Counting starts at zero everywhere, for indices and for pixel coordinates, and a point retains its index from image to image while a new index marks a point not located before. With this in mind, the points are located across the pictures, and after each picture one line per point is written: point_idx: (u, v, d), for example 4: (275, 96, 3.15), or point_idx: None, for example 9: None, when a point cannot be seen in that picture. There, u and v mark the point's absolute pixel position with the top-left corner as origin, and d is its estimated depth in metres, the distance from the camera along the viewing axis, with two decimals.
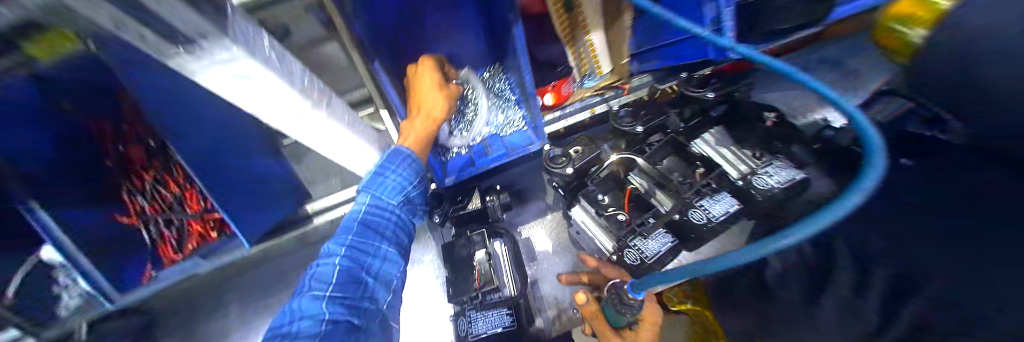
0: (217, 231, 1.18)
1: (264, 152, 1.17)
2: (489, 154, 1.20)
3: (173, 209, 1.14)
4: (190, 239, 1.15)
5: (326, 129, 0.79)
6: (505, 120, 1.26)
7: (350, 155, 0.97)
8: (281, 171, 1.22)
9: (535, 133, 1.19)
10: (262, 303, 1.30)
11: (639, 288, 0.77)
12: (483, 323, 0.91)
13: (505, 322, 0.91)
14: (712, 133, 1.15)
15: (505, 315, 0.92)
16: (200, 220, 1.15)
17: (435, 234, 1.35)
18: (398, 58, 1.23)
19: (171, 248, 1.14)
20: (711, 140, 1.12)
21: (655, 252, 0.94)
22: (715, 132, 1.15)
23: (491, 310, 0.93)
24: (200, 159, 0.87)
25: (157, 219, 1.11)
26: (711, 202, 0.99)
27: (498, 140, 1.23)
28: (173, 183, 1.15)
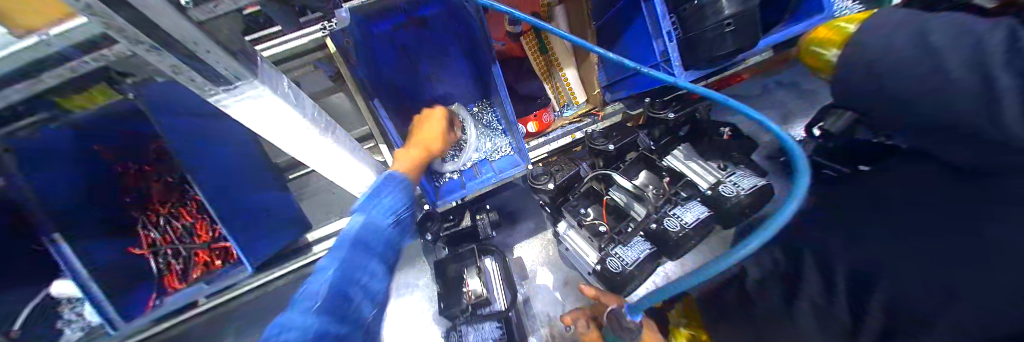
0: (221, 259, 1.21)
1: (272, 184, 1.27)
2: (479, 177, 1.30)
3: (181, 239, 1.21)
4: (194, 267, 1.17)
5: (333, 156, 0.91)
6: (493, 147, 1.37)
7: (354, 181, 1.07)
8: (288, 201, 1.31)
9: (520, 156, 1.30)
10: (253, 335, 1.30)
11: (640, 307, 0.82)
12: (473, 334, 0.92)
13: (495, 335, 0.93)
14: (681, 149, 1.27)
15: (495, 329, 0.94)
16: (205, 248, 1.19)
17: (429, 257, 1.39)
18: (397, 98, 1.40)
19: (174, 279, 1.15)
20: (680, 155, 1.23)
21: (634, 258, 1.00)
22: (683, 149, 1.27)
23: (483, 323, 0.95)
24: (216, 189, 0.96)
25: (165, 250, 1.16)
26: (683, 210, 1.06)
27: (487, 165, 1.34)
28: (184, 215, 1.24)
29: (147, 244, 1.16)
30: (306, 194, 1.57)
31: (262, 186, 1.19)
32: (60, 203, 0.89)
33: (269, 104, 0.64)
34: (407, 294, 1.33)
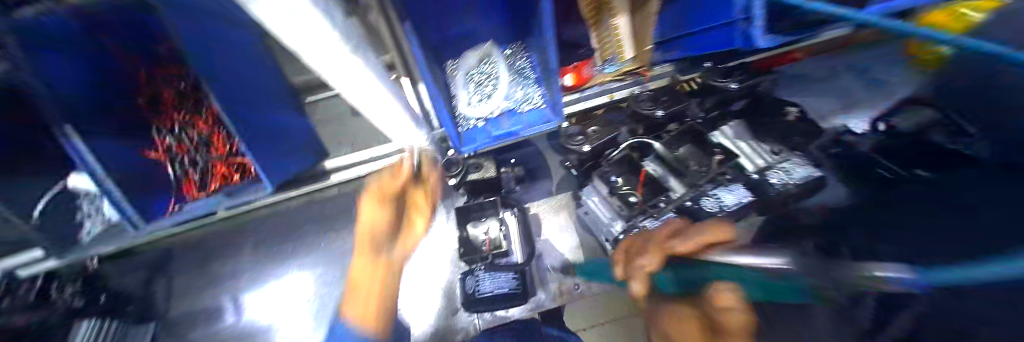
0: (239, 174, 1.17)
1: (285, 105, 1.18)
2: (506, 128, 1.17)
3: (197, 148, 1.17)
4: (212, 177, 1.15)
5: (376, 97, 0.89)
6: (523, 96, 1.24)
7: (380, 112, 0.96)
8: (301, 127, 1.24)
9: (552, 110, 1.15)
10: (271, 251, 1.33)
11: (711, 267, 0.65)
12: (488, 283, 0.94)
13: (510, 285, 0.95)
14: (731, 127, 1.13)
15: (511, 279, 0.96)
16: (222, 159, 1.15)
17: (446, 201, 1.39)
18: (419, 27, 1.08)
19: (194, 187, 1.15)
20: (730, 133, 1.11)
21: None
22: (733, 126, 1.14)
23: (499, 272, 0.96)
24: (232, 102, 0.85)
25: (183, 156, 1.15)
26: (724, 191, 1.03)
27: (514, 116, 1.21)
28: (201, 123, 1.19)
29: (168, 149, 1.14)
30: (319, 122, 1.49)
31: (274, 105, 1.10)
32: (70, 98, 0.82)
33: (312, 29, 0.59)
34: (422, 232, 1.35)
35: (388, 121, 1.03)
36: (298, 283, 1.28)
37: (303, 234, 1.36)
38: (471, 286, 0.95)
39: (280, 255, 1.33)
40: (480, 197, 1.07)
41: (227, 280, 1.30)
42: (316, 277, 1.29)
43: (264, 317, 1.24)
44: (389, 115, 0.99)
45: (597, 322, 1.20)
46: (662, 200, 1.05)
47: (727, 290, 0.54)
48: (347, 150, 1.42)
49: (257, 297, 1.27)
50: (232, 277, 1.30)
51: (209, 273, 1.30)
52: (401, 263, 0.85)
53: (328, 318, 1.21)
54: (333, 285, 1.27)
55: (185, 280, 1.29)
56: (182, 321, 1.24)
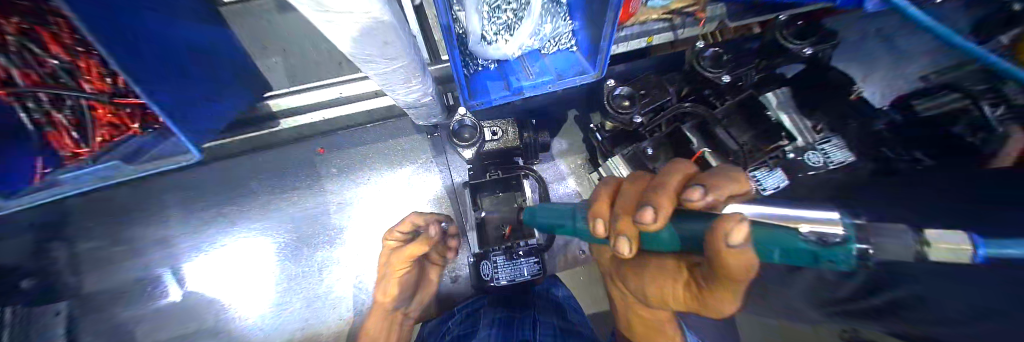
0: (140, 123, 0.81)
1: (190, 9, 0.78)
2: (528, 75, 0.91)
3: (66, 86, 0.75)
4: (99, 129, 0.78)
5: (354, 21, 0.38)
6: (552, 32, 0.94)
7: (369, 63, 0.50)
8: (223, 47, 0.86)
9: (587, 58, 0.91)
10: (219, 210, 1.10)
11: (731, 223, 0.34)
12: (506, 271, 0.85)
13: (532, 270, 0.86)
14: (777, 94, 0.93)
15: (533, 264, 0.87)
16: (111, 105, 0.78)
17: (439, 158, 1.17)
18: None
19: (68, 140, 0.77)
20: (775, 104, 0.91)
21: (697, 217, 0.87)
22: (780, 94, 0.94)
23: (520, 259, 0.87)
24: (95, 3, 0.47)
25: (37, 93, 0.72)
26: (765, 174, 0.93)
27: (538, 61, 0.94)
28: (54, 45, 0.72)
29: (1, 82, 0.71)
30: (261, 41, 1.09)
31: (172, 12, 0.70)
32: None
33: None
34: (411, 194, 1.15)
35: (385, 79, 0.58)
36: (264, 249, 1.10)
37: (258, 189, 1.12)
38: (487, 272, 0.85)
39: (235, 216, 1.10)
40: (491, 169, 0.90)
41: (162, 246, 1.08)
42: (283, 242, 1.10)
43: (225, 284, 1.07)
44: (360, 40, 0.43)
45: (589, 282, 1.20)
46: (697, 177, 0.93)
47: (734, 217, 0.29)
48: (302, 83, 1.07)
49: (212, 263, 1.08)
50: (167, 241, 1.08)
51: (138, 235, 1.08)
52: (415, 309, 0.97)
53: (303, 286, 1.08)
54: (307, 251, 1.10)
55: (111, 240, 1.07)
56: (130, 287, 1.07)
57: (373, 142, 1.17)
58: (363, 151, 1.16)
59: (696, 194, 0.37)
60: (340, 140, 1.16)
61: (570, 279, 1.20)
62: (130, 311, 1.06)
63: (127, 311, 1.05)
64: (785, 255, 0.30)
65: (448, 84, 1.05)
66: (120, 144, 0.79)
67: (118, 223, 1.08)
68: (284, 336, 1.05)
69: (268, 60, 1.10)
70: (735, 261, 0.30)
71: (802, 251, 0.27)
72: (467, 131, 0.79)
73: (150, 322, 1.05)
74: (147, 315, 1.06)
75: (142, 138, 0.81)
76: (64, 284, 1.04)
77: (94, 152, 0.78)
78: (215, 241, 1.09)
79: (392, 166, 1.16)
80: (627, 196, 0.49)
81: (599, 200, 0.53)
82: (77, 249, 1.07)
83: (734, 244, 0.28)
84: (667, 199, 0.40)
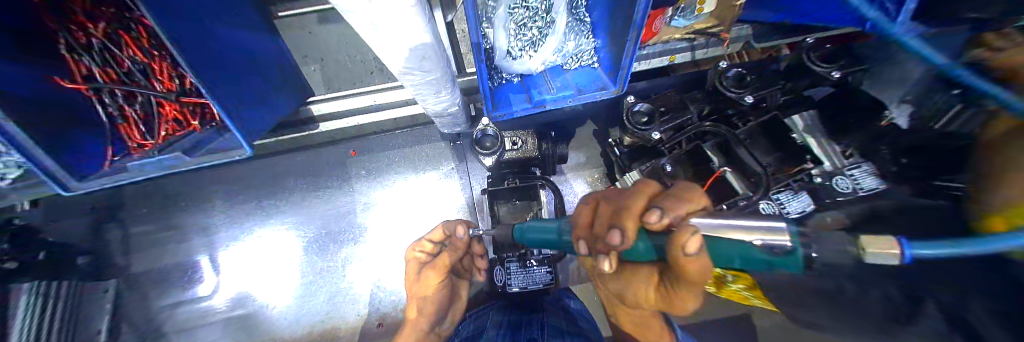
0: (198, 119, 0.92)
1: (251, 23, 0.88)
2: (550, 91, 0.94)
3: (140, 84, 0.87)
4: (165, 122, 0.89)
5: (400, 39, 0.43)
6: (575, 48, 0.98)
7: (410, 75, 0.55)
8: (275, 57, 0.96)
9: (609, 74, 0.94)
10: (253, 203, 1.18)
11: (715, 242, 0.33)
12: (518, 278, 0.86)
13: (544, 280, 0.87)
14: (803, 116, 0.91)
15: (546, 274, 0.88)
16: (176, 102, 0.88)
17: (459, 166, 1.22)
18: None
19: (136, 131, 0.87)
20: (800, 126, 0.89)
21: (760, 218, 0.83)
22: (806, 116, 0.92)
23: (532, 267, 0.88)
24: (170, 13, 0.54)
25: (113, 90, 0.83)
26: (788, 197, 0.88)
27: (560, 75, 0.98)
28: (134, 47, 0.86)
29: (83, 78, 0.81)
30: (306, 51, 1.20)
31: (235, 23, 0.79)
32: None
33: None
34: (431, 198, 1.19)
35: (421, 90, 0.63)
36: (292, 243, 1.16)
37: (289, 186, 1.20)
38: (500, 278, 0.87)
39: (270, 210, 1.18)
40: (509, 179, 0.92)
41: (200, 234, 1.17)
42: (311, 237, 1.17)
43: (255, 273, 1.14)
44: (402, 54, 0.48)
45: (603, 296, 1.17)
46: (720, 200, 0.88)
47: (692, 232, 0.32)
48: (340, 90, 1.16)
49: (246, 253, 1.15)
50: (205, 229, 1.17)
51: (180, 222, 1.18)
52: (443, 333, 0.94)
53: (325, 281, 1.13)
54: (331, 247, 1.16)
55: (157, 225, 1.18)
56: (169, 269, 1.15)
57: (399, 147, 1.23)
58: (388, 156, 1.22)
59: (654, 218, 0.36)
60: (369, 143, 1.22)
61: (582, 294, 1.18)
62: (169, 292, 1.14)
63: (166, 293, 1.14)
64: (744, 261, 0.32)
65: (472, 95, 1.11)
66: (180, 139, 0.89)
67: (167, 210, 1.19)
68: (304, 329, 1.09)
69: (309, 67, 1.20)
70: (693, 266, 0.32)
71: (758, 259, 0.30)
72: (489, 141, 0.83)
73: (185, 304, 1.13)
74: (183, 297, 1.13)
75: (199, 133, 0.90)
76: (116, 263, 1.14)
77: (156, 143, 0.88)
78: (246, 233, 1.17)
79: (415, 170, 1.21)
80: (601, 215, 0.47)
81: (578, 219, 0.52)
82: (131, 232, 1.18)
83: (689, 252, 0.31)
84: (633, 222, 0.40)
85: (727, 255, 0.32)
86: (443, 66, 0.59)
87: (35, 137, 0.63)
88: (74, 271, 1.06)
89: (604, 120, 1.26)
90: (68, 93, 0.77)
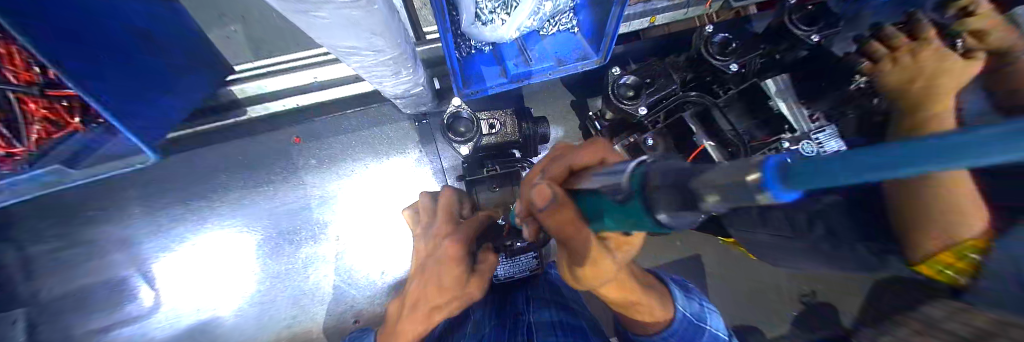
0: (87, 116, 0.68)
1: None
2: (527, 63, 0.83)
3: None
4: (31, 125, 0.62)
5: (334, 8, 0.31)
6: (553, 9, 0.82)
7: (359, 55, 0.43)
8: (180, 22, 0.74)
9: (592, 42, 0.85)
10: (183, 207, 1.00)
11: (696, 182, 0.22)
12: (506, 267, 0.83)
13: (531, 266, 0.86)
14: (778, 80, 0.86)
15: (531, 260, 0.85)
16: (43, 99, 0.62)
17: (428, 148, 1.11)
18: None
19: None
20: (774, 91, 0.84)
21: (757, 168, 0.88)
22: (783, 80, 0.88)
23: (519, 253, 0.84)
24: None
25: None
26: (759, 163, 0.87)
27: (536, 43, 0.87)
28: None
29: None
30: (219, 11, 0.95)
31: None
32: None
33: None
34: (397, 186, 1.09)
35: (377, 73, 0.51)
36: (241, 247, 1.03)
37: (224, 183, 1.02)
38: None
39: (204, 212, 1.01)
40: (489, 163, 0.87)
41: (121, 246, 0.99)
42: (262, 238, 1.04)
43: (202, 284, 1.01)
44: (339, 29, 0.35)
45: None
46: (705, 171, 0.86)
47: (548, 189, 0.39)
48: (270, 61, 0.94)
49: (186, 263, 1.01)
50: (128, 240, 0.99)
51: (90, 235, 0.98)
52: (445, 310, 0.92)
53: (288, 284, 1.04)
54: (289, 248, 1.05)
55: (60, 240, 0.97)
56: (90, 290, 0.98)
57: (355, 130, 1.07)
58: (341, 141, 1.07)
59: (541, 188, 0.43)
60: (317, 128, 1.05)
61: None
62: (97, 315, 0.98)
63: (95, 317, 0.98)
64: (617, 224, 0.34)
65: (436, 67, 0.97)
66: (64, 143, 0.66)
67: (73, 222, 0.98)
68: (272, 334, 1.02)
69: (225, 29, 0.95)
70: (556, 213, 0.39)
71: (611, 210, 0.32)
72: (463, 124, 0.73)
73: (119, 326, 0.99)
74: (118, 319, 0.99)
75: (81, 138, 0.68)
76: (17, 291, 0.94)
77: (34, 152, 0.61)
78: (180, 240, 1.00)
79: (377, 156, 1.09)
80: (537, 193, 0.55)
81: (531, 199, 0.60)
82: (29, 252, 0.96)
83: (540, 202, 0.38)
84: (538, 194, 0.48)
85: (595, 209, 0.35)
86: (401, 42, 0.47)
87: None
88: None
89: (581, 90, 1.19)
90: None
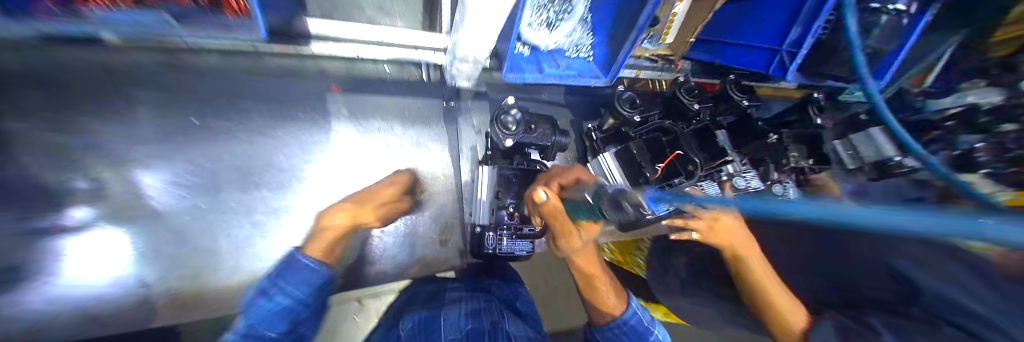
0: None
1: None
2: (557, 69, 1.08)
3: None
4: None
5: None
6: (578, 40, 1.13)
7: (486, 17, 0.63)
8: None
9: (603, 69, 1.13)
10: (196, 126, 1.00)
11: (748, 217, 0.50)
12: (505, 247, 0.93)
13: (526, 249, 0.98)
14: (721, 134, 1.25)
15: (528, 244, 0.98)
16: None
17: (451, 127, 1.25)
18: None
19: None
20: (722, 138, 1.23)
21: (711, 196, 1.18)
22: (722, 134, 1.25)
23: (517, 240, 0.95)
24: None
25: None
26: (708, 186, 1.21)
27: (564, 59, 1.13)
28: None
29: None
30: None
31: None
32: None
33: None
34: (416, 154, 1.20)
35: (478, 30, 0.70)
36: (246, 178, 1.02)
37: (250, 110, 1.05)
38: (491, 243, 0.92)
39: (217, 134, 1.01)
40: (515, 159, 0.99)
41: (113, 150, 0.94)
42: (266, 173, 1.04)
43: (189, 206, 0.97)
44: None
45: (552, 274, 1.32)
46: (679, 181, 1.11)
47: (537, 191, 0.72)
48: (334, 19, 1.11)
49: (183, 180, 0.97)
50: (122, 145, 0.94)
51: (79, 127, 0.92)
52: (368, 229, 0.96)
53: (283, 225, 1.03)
54: (294, 189, 1.05)
55: (44, 124, 0.90)
56: (53, 186, 0.89)
57: (390, 93, 1.20)
58: (375, 103, 1.18)
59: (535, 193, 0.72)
60: (358, 83, 1.16)
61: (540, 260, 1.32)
62: (44, 218, 0.89)
63: (47, 215, 0.89)
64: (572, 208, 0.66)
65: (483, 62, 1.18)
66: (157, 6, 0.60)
67: (68, 108, 0.92)
68: (245, 272, 0.99)
69: None
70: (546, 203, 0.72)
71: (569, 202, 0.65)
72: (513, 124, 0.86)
73: (63, 233, 0.89)
74: (59, 224, 0.89)
75: (185, 6, 0.62)
76: None
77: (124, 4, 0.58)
78: (177, 159, 0.98)
79: (405, 124, 1.20)
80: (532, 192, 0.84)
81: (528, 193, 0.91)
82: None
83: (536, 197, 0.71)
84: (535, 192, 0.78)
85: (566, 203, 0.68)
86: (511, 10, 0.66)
87: None
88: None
89: (581, 112, 1.50)
90: None
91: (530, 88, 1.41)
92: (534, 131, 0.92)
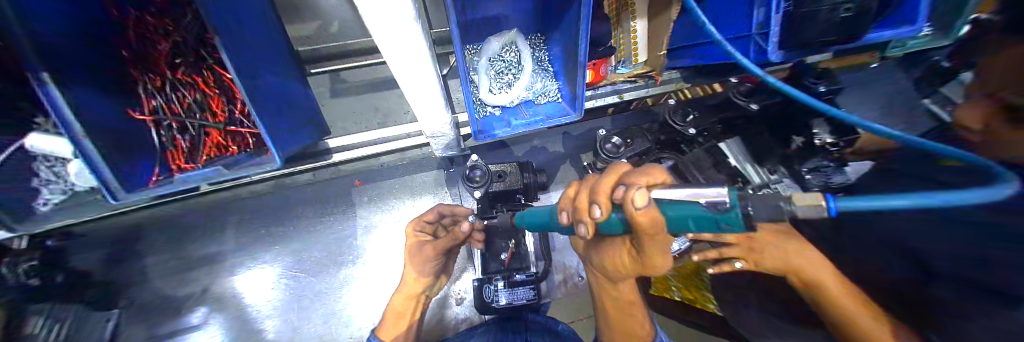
0: (238, 145, 0.94)
1: (291, 75, 1.05)
2: (524, 118, 1.16)
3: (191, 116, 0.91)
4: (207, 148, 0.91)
5: (421, 80, 0.66)
6: (542, 89, 1.23)
7: (424, 101, 0.76)
8: (305, 100, 1.11)
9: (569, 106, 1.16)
10: (258, 234, 1.28)
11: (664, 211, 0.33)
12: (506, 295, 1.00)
13: (528, 296, 1.00)
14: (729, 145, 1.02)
15: (528, 290, 1.01)
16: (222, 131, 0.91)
17: (452, 191, 1.38)
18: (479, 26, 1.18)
19: (181, 156, 0.89)
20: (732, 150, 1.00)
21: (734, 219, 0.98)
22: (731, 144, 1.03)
23: (517, 286, 1.00)
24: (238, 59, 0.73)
25: (171, 122, 0.88)
26: None
27: (532, 107, 1.21)
28: (201, 86, 0.92)
29: (151, 111, 0.87)
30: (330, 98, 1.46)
31: (259, 43, 0.85)
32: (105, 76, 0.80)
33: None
34: None
35: (429, 112, 0.84)
36: (297, 270, 1.26)
37: (296, 212, 1.32)
38: (490, 294, 1.01)
39: (275, 238, 1.29)
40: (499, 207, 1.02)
41: (206, 264, 1.25)
42: (312, 262, 1.27)
43: (270, 299, 1.23)
44: (411, 88, 0.68)
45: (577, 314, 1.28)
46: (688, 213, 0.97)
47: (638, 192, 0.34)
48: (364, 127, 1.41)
49: (257, 279, 1.24)
50: (211, 259, 1.25)
51: (186, 251, 1.25)
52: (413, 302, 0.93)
53: (325, 305, 1.22)
54: (334, 272, 1.26)
55: (165, 254, 1.24)
56: (171, 300, 1.21)
57: (399, 177, 1.38)
58: (387, 186, 1.37)
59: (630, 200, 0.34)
60: (372, 173, 1.38)
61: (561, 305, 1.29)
62: (164, 325, 1.18)
63: (166, 323, 1.19)
64: (695, 221, 0.33)
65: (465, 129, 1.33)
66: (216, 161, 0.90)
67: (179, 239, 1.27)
68: None
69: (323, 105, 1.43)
70: (643, 219, 0.35)
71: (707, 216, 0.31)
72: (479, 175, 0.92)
73: (177, 335, 1.18)
74: (179, 328, 1.19)
75: (237, 156, 0.91)
76: (118, 296, 1.18)
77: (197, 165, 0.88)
78: (248, 263, 1.26)
79: (413, 197, 1.37)
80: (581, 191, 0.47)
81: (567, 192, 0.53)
82: (140, 262, 1.22)
83: (637, 205, 0.33)
84: (602, 195, 0.41)
85: (682, 215, 0.33)
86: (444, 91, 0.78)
87: (108, 152, 0.72)
88: (74, 304, 1.10)
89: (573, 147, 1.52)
90: (136, 123, 0.83)
91: (520, 138, 1.48)
92: (504, 180, 0.97)
